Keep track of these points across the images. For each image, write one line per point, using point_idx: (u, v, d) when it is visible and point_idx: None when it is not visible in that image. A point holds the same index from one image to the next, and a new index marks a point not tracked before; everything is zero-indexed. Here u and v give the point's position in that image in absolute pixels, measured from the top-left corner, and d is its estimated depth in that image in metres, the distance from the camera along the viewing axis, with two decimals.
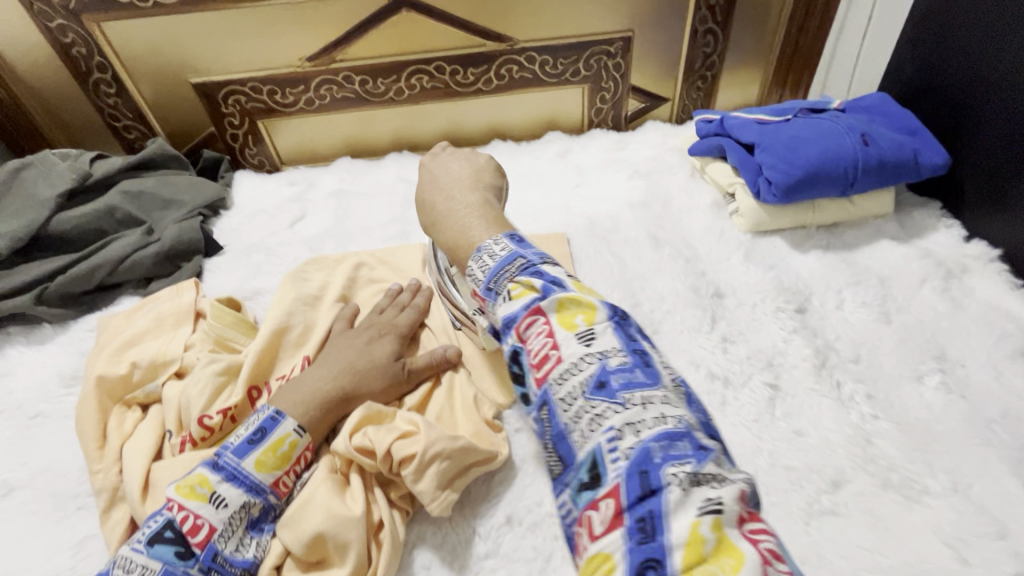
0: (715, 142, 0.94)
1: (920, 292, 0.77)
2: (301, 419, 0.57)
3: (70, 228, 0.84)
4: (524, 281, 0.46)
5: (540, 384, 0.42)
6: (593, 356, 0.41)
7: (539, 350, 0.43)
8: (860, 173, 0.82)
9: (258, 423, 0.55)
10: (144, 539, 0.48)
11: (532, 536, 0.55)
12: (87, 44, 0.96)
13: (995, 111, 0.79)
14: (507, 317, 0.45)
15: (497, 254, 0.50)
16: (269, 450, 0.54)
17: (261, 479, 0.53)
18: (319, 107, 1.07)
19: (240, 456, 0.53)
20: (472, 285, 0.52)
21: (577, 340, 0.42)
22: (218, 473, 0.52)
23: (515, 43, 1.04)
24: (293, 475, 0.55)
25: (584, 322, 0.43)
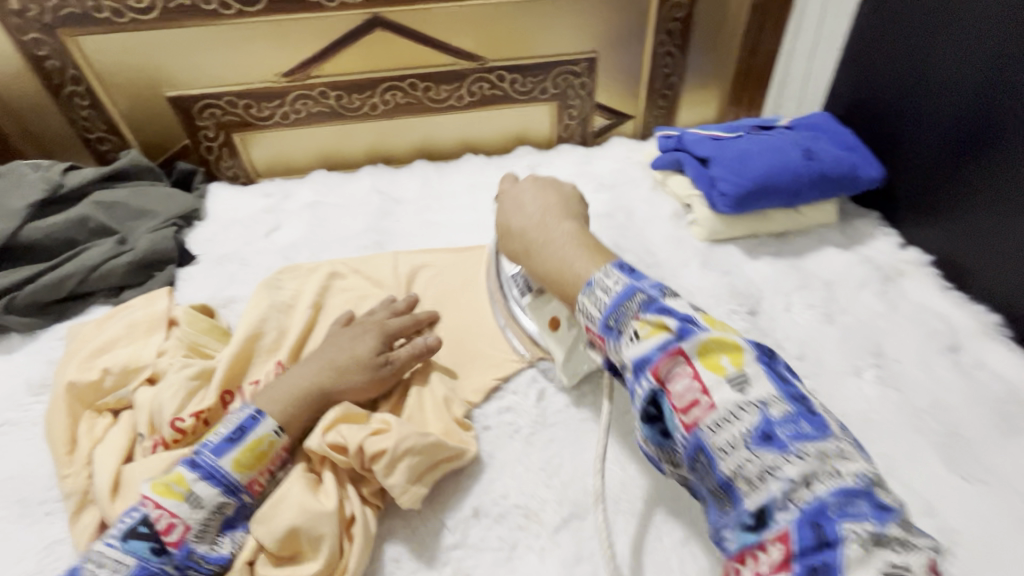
0: (673, 157, 0.99)
1: (861, 295, 0.83)
2: (279, 419, 0.59)
3: (40, 237, 0.84)
4: (654, 320, 0.48)
5: (689, 429, 0.44)
6: (753, 405, 0.43)
7: (685, 394, 0.45)
8: (804, 185, 0.88)
9: (237, 423, 0.57)
10: (118, 534, 0.49)
11: (498, 527, 0.57)
12: (61, 58, 0.97)
13: (926, 129, 0.87)
14: (638, 358, 0.47)
15: (612, 288, 0.53)
16: (247, 450, 0.55)
17: (237, 479, 0.54)
18: (294, 121, 1.10)
19: (218, 455, 0.54)
20: (585, 321, 0.55)
21: (729, 386, 0.44)
22: (195, 472, 0.53)
23: (485, 62, 1.09)
24: (267, 474, 0.57)
25: (732, 365, 0.45)
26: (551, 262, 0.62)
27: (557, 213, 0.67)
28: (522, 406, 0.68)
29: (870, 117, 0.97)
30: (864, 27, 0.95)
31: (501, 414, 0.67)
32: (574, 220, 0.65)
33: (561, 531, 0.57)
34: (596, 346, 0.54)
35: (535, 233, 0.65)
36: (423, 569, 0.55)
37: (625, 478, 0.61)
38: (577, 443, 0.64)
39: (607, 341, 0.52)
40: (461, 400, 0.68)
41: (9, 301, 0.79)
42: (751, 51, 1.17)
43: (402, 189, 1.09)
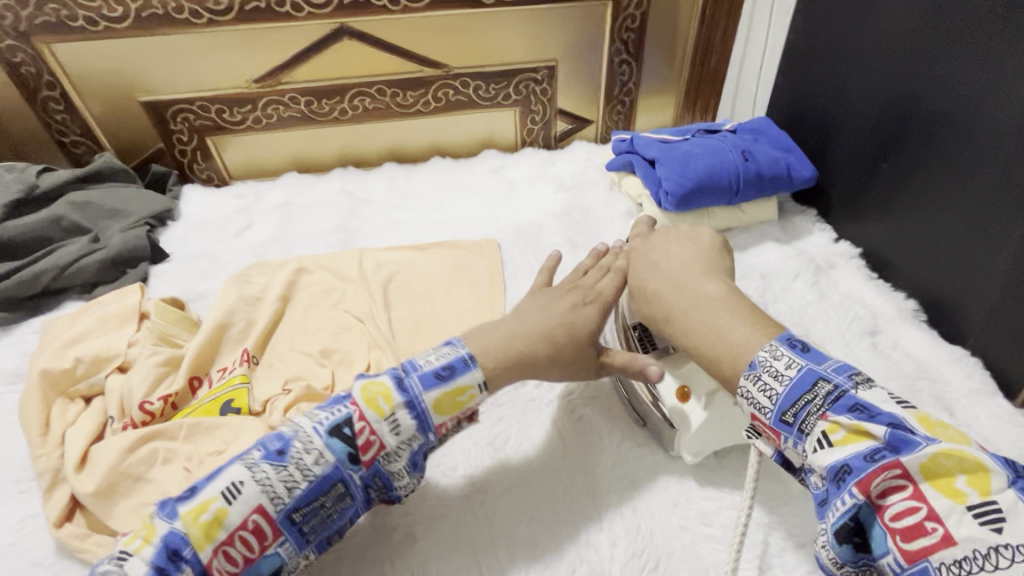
0: (625, 159, 1.06)
1: (794, 285, 0.90)
2: (485, 375, 0.57)
3: (14, 236, 0.87)
4: (852, 423, 0.44)
5: (910, 558, 0.39)
6: (1012, 549, 0.37)
7: (909, 520, 0.40)
8: (742, 184, 0.95)
9: (449, 360, 0.57)
10: (327, 425, 0.52)
11: (446, 495, 0.62)
12: (36, 63, 1.00)
13: (847, 136, 0.95)
14: (835, 466, 0.44)
15: (784, 376, 0.49)
16: (449, 394, 0.55)
17: (432, 417, 0.54)
18: (266, 125, 1.14)
19: (425, 388, 0.54)
20: (750, 407, 0.51)
21: (972, 518, 0.38)
22: (401, 395, 0.54)
23: (449, 70, 1.15)
24: (453, 422, 0.57)
25: (972, 491, 0.39)
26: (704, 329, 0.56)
27: (697, 271, 0.62)
28: None
29: (807, 122, 1.05)
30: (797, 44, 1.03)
31: None
32: (716, 280, 0.60)
33: (504, 497, 0.62)
34: (770, 439, 0.50)
35: (683, 299, 0.59)
36: (377, 532, 0.60)
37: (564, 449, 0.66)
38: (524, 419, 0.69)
39: (783, 436, 0.49)
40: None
41: None
42: (702, 60, 1.24)
43: (371, 190, 1.14)
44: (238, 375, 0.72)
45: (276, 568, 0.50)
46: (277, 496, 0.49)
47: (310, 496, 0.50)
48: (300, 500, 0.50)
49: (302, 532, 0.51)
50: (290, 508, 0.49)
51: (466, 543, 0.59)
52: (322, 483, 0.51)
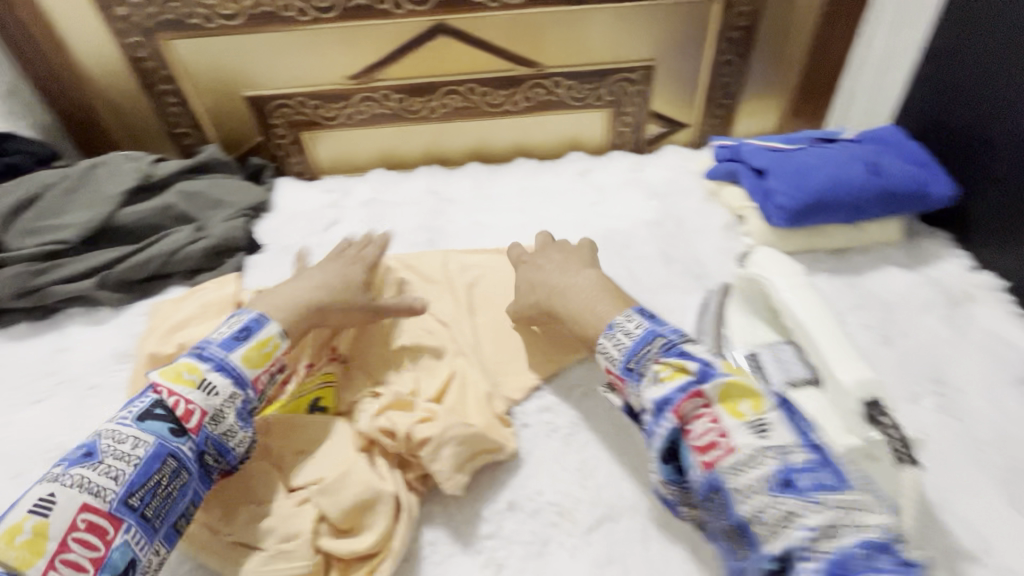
0: (729, 167, 0.98)
1: (923, 318, 0.80)
2: (284, 326, 0.67)
3: (130, 221, 0.93)
4: (675, 364, 0.54)
5: (708, 467, 0.48)
6: (774, 449, 0.47)
7: (705, 438, 0.50)
8: (866, 201, 0.85)
9: (243, 323, 0.65)
10: (133, 415, 0.56)
11: (532, 522, 0.59)
12: (157, 59, 1.06)
13: (998, 154, 0.83)
14: (660, 399, 0.53)
15: (633, 332, 0.60)
16: (255, 348, 0.63)
17: (245, 371, 0.61)
18: (359, 122, 1.16)
19: (228, 350, 0.62)
20: (605, 361, 0.61)
21: (749, 430, 0.49)
22: (205, 362, 0.60)
23: (543, 69, 1.11)
24: (268, 376, 0.64)
25: (751, 411, 0.50)
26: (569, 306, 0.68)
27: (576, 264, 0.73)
28: (562, 407, 0.69)
29: (947, 133, 0.92)
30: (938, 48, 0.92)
31: (540, 413, 0.69)
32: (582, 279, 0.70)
33: (593, 532, 0.58)
34: (617, 386, 0.60)
35: (575, 298, 0.68)
36: (458, 554, 0.57)
37: None
38: (613, 447, 0.65)
39: (628, 381, 0.58)
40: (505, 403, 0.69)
41: (101, 278, 0.88)
42: (818, 60, 1.13)
43: (455, 190, 1.13)
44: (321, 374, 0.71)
45: (129, 563, 0.50)
46: (103, 488, 0.51)
47: (143, 478, 0.53)
48: (132, 484, 0.52)
49: (145, 518, 0.52)
50: (124, 494, 0.51)
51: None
52: (149, 465, 0.53)
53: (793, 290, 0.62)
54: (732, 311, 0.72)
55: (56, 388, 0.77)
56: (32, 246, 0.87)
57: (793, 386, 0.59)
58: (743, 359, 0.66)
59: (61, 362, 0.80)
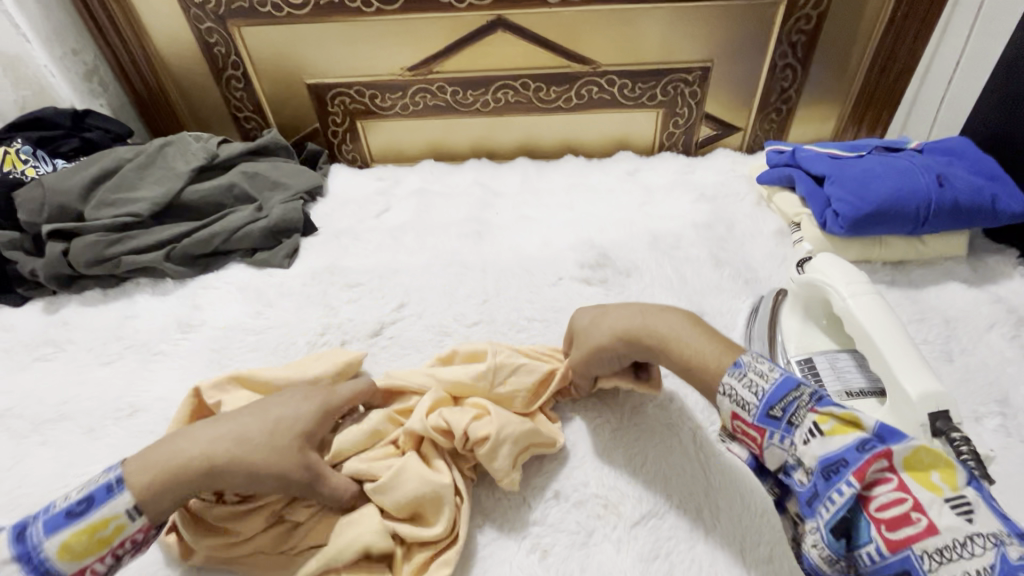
0: (785, 172, 0.96)
1: (988, 336, 0.77)
2: (137, 497, 0.52)
3: (195, 199, 0.97)
4: (841, 416, 0.46)
5: (896, 547, 0.41)
6: (984, 538, 0.40)
7: (894, 510, 0.42)
8: (932, 213, 0.83)
9: (90, 491, 0.52)
10: None
11: (577, 512, 0.60)
12: (226, 45, 1.11)
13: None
14: (827, 458, 0.45)
15: (771, 376, 0.51)
16: (85, 533, 0.51)
17: (61, 566, 0.50)
18: (412, 113, 1.18)
19: (49, 533, 0.50)
20: (734, 403, 0.52)
21: (952, 510, 0.41)
22: (17, 547, 0.50)
23: (597, 67, 1.12)
24: (106, 561, 0.52)
25: (946, 485, 0.42)
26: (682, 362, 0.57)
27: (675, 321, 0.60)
28: (608, 401, 0.69)
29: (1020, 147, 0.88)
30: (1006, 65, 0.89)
31: (586, 407, 0.69)
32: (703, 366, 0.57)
33: (638, 527, 0.58)
34: (751, 433, 0.51)
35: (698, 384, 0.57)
36: (504, 537, 0.59)
37: (709, 486, 0.61)
38: (661, 445, 0.65)
39: (769, 432, 0.49)
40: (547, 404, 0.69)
41: (168, 251, 0.92)
42: (882, 67, 1.09)
43: (503, 184, 1.14)
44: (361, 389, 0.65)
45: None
46: None
47: None
48: None
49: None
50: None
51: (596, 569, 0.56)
52: None
53: (853, 298, 0.60)
54: (786, 316, 0.70)
55: (124, 351, 0.81)
56: (107, 217, 0.91)
57: (850, 395, 0.60)
58: (797, 364, 0.66)
59: (129, 327, 0.85)
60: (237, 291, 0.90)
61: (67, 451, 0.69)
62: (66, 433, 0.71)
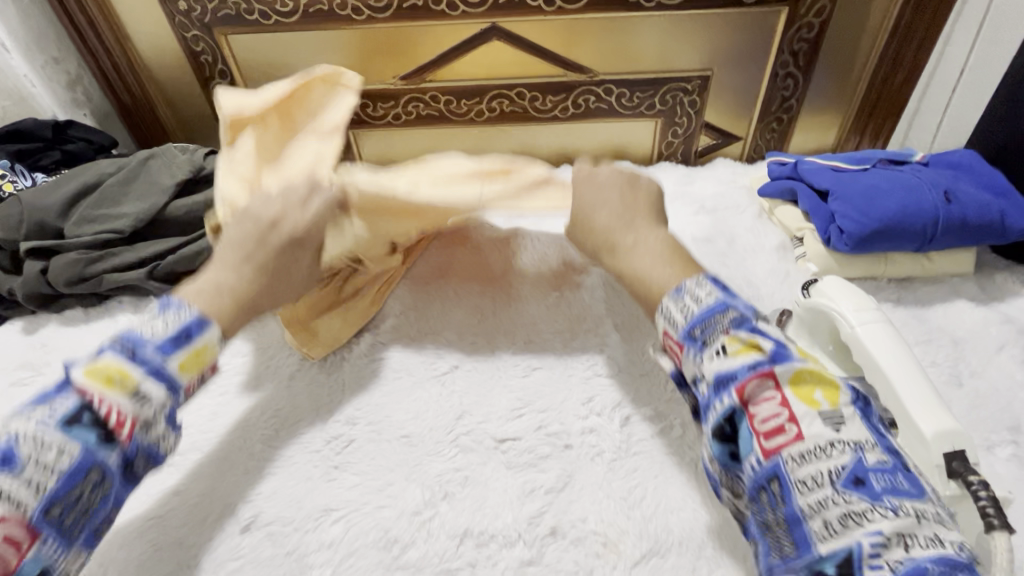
0: (787, 185, 0.94)
1: (997, 358, 0.74)
2: (222, 329, 0.60)
3: (181, 214, 0.93)
4: (746, 339, 0.51)
5: (767, 454, 0.46)
6: (846, 445, 0.45)
7: (772, 423, 0.47)
8: (939, 230, 0.80)
9: (182, 324, 0.57)
10: (55, 420, 0.49)
11: (575, 551, 0.57)
12: (213, 53, 1.07)
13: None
14: (723, 373, 0.50)
15: (702, 299, 0.55)
16: (192, 356, 0.57)
17: (179, 380, 0.56)
18: (405, 122, 1.15)
19: (162, 356, 0.55)
20: (664, 323, 0.56)
21: (823, 422, 0.46)
22: (139, 368, 0.53)
23: (594, 75, 1.09)
24: (200, 379, 0.59)
25: (826, 401, 0.47)
26: (633, 261, 0.63)
27: (645, 219, 0.66)
28: (606, 429, 0.67)
29: None
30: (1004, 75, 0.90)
31: (583, 435, 0.66)
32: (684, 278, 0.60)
33: (639, 567, 0.56)
34: (673, 351, 0.56)
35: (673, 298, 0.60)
36: None
37: (712, 521, 0.58)
38: (661, 478, 0.62)
39: (687, 348, 0.54)
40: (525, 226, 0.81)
41: (151, 269, 0.88)
42: (885, 76, 1.07)
43: None
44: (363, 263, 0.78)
45: (42, 572, 0.47)
46: (20, 501, 0.46)
47: (64, 489, 0.48)
48: (54, 494, 0.48)
49: (63, 533, 0.49)
50: (44, 506, 0.47)
51: None
52: (72, 475, 0.49)
53: (862, 325, 0.58)
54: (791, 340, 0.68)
55: None
56: (88, 234, 0.88)
57: None
58: None
59: None
60: None
61: None
62: None
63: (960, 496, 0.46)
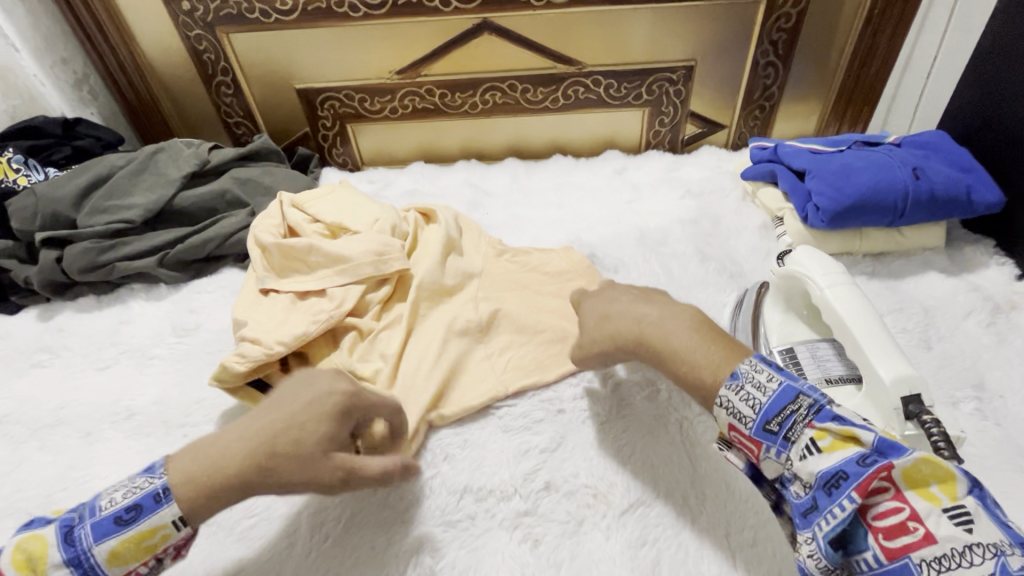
0: (767, 168, 0.99)
1: (965, 324, 0.79)
2: (182, 510, 0.50)
3: (190, 204, 0.97)
4: (841, 431, 0.44)
5: (894, 556, 0.39)
6: (984, 547, 0.38)
7: (892, 520, 0.40)
8: (909, 205, 0.85)
9: (136, 498, 0.50)
10: None
11: (567, 502, 0.61)
12: (215, 52, 1.12)
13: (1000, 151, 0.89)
14: (827, 472, 0.42)
15: (768, 387, 0.48)
16: (131, 542, 0.49)
17: (110, 569, 0.49)
18: (401, 116, 1.20)
19: (96, 539, 0.48)
20: (728, 416, 0.49)
21: (951, 521, 0.39)
22: (64, 552, 0.48)
23: (583, 67, 1.13)
24: (149, 564, 0.51)
25: (947, 497, 0.40)
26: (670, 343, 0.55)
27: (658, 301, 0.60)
28: (596, 394, 0.71)
29: (995, 138, 0.90)
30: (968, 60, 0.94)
31: (575, 400, 0.71)
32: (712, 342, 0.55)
33: (627, 515, 0.60)
34: (744, 446, 0.49)
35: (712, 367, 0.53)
36: (495, 528, 0.60)
37: (696, 473, 0.63)
38: (648, 436, 0.66)
39: (765, 446, 0.47)
40: (533, 283, 0.84)
41: (161, 256, 0.92)
42: (861, 63, 1.11)
43: (493, 184, 1.15)
44: (379, 249, 0.82)
45: None
46: None
47: None
48: None
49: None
50: None
51: (587, 555, 0.57)
52: None
53: (830, 288, 0.62)
54: (768, 308, 0.73)
55: (120, 356, 0.82)
56: (100, 224, 0.92)
57: (829, 382, 0.62)
58: (779, 354, 0.68)
59: (124, 333, 0.86)
60: (231, 294, 0.91)
61: (64, 456, 0.70)
62: (63, 437, 0.72)
63: (919, 434, 0.51)
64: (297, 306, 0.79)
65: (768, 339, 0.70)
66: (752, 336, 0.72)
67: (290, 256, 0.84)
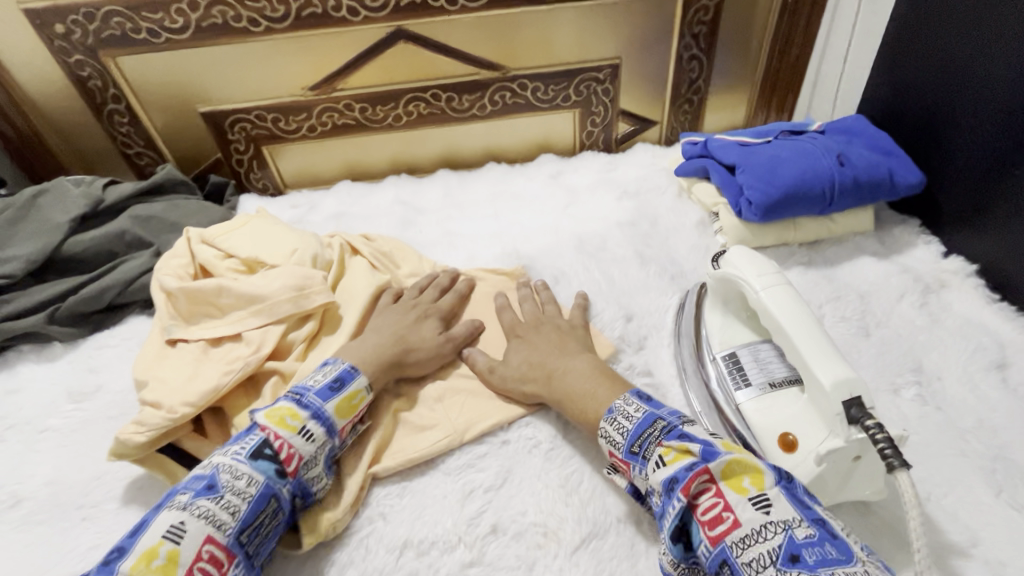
0: (699, 164, 0.97)
1: (899, 307, 0.79)
2: (369, 379, 0.65)
3: (82, 250, 0.87)
4: (678, 445, 0.50)
5: (715, 543, 0.44)
6: (777, 525, 0.43)
7: (711, 511, 0.45)
8: (837, 192, 0.85)
9: (337, 373, 0.63)
10: (245, 452, 0.54)
11: (516, 545, 0.57)
12: (102, 77, 1.01)
13: (973, 145, 0.81)
14: (666, 480, 0.48)
15: (632, 416, 0.56)
16: (345, 400, 0.61)
17: (336, 422, 0.60)
18: (321, 134, 1.12)
19: (323, 399, 0.60)
20: (607, 445, 0.57)
21: (753, 506, 0.44)
22: (305, 410, 0.58)
23: (507, 71, 1.09)
24: (353, 427, 0.62)
25: (754, 487, 0.46)
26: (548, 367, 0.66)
27: (572, 347, 0.68)
28: (542, 419, 0.67)
29: (911, 119, 0.91)
30: (937, 47, 0.84)
31: (520, 428, 0.66)
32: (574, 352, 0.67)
33: (579, 551, 0.56)
34: (620, 470, 0.56)
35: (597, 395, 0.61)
36: None
37: None
38: (596, 460, 0.63)
39: (632, 465, 0.54)
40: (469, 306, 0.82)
41: (52, 311, 0.82)
42: (780, 52, 1.12)
43: (425, 199, 1.10)
44: (299, 283, 0.75)
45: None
46: (223, 522, 0.50)
47: (251, 516, 0.52)
48: (245, 521, 0.51)
49: (248, 554, 0.51)
50: (238, 530, 0.50)
51: None
52: (258, 502, 0.52)
53: (765, 290, 0.60)
54: (708, 312, 0.71)
55: (6, 434, 0.72)
56: None
57: (773, 386, 0.61)
58: (722, 360, 0.66)
59: (10, 406, 0.75)
60: (137, 346, 0.82)
61: None
62: None
63: (863, 439, 0.49)
64: (209, 356, 0.71)
65: (710, 343, 0.69)
66: (694, 341, 0.71)
67: (199, 300, 0.76)
